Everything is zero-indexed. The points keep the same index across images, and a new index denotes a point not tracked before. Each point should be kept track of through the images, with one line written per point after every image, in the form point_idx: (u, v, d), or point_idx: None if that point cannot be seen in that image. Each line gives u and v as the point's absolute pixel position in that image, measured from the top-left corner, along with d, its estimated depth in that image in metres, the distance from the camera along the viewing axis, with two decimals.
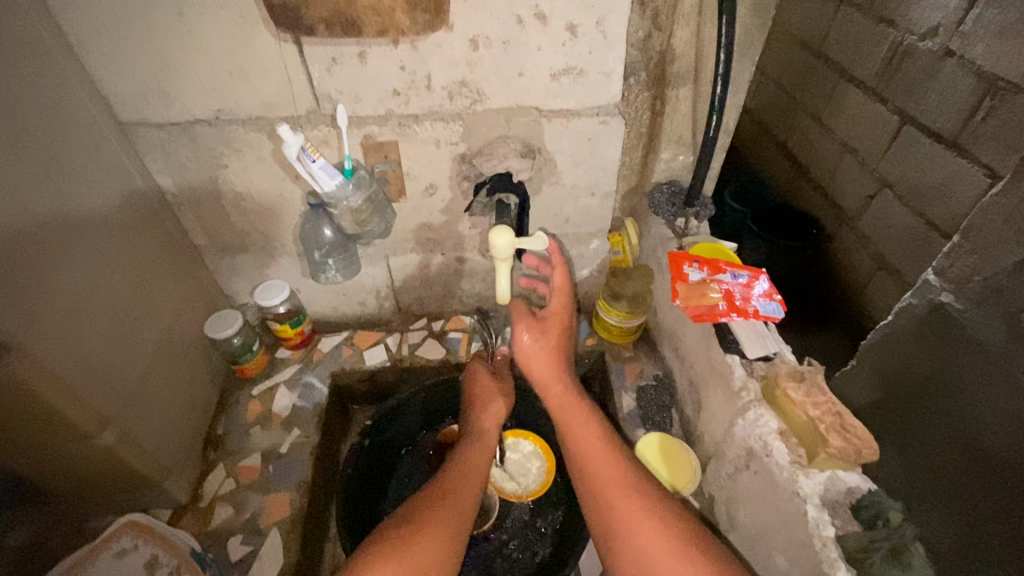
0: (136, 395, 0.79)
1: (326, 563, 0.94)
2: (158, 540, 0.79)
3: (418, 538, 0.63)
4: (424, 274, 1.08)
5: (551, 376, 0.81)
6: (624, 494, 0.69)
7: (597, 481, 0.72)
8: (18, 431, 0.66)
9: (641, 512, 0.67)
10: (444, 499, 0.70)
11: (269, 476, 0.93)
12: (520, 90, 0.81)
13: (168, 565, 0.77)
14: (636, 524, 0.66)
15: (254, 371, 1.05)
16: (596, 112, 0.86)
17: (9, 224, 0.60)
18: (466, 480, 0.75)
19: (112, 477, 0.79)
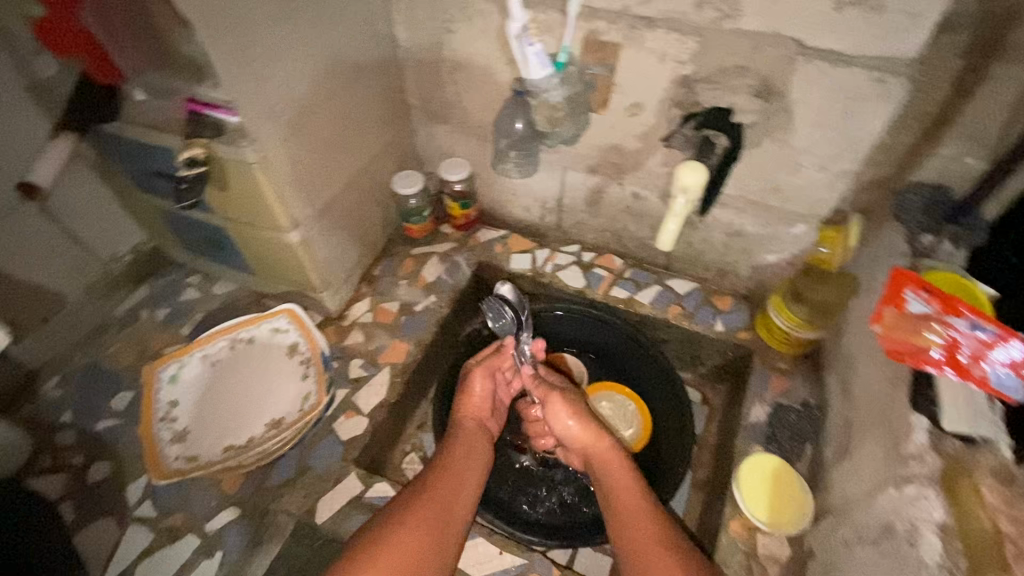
0: (325, 212, 0.92)
1: (417, 418, 1.04)
2: (302, 332, 0.95)
3: (399, 541, 0.65)
4: (594, 199, 1.03)
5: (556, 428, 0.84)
6: (638, 519, 0.70)
7: (610, 498, 0.73)
8: (241, 204, 0.82)
9: (655, 542, 0.66)
10: (432, 501, 0.70)
11: (398, 324, 1.03)
12: (785, 14, 0.67)
13: (304, 354, 0.94)
14: (646, 549, 0.66)
15: (416, 235, 1.13)
16: (874, 66, 0.68)
17: (274, 26, 0.70)
18: (460, 482, 0.74)
19: (288, 268, 0.95)
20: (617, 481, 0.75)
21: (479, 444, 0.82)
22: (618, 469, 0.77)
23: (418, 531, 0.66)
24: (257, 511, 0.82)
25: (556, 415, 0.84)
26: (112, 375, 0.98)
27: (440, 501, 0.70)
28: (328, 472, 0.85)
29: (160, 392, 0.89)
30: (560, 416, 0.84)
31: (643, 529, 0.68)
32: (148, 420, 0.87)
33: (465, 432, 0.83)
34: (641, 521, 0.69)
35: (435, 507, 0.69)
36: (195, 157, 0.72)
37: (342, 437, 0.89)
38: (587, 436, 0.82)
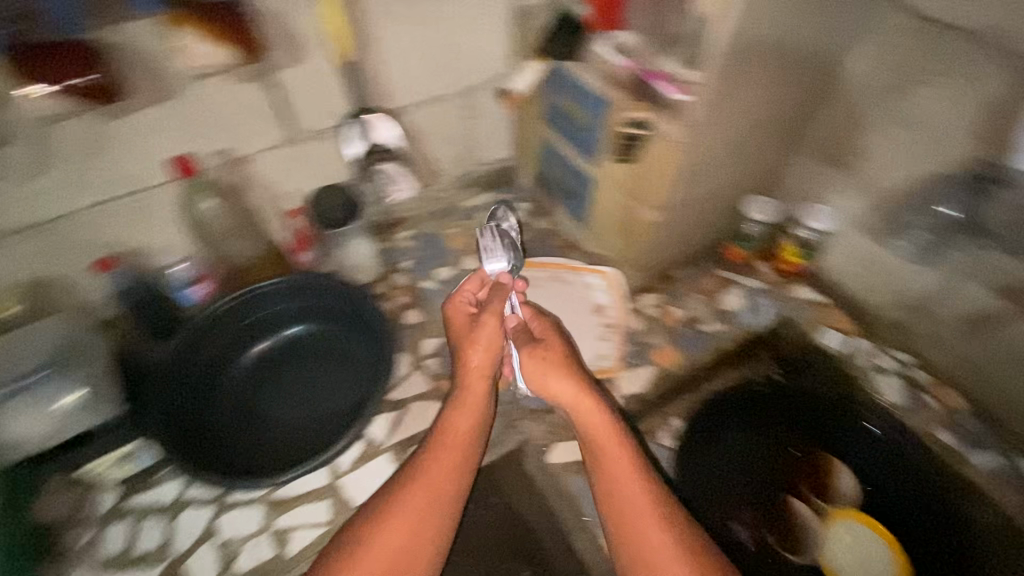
0: (686, 208, 0.94)
1: None
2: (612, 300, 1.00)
3: (382, 538, 0.72)
4: (976, 322, 0.88)
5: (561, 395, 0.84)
6: (628, 485, 0.76)
7: (600, 464, 0.78)
8: (636, 172, 0.89)
9: (648, 519, 0.73)
10: (421, 492, 0.76)
11: (680, 334, 1.03)
12: None
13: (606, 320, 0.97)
14: (638, 523, 0.73)
15: (735, 259, 1.10)
16: None
17: (774, 29, 0.73)
18: (450, 465, 0.79)
19: (623, 238, 1.02)
20: (604, 451, 0.79)
21: (467, 410, 0.83)
22: (605, 432, 0.80)
23: (402, 526, 0.73)
24: (506, 419, 0.92)
25: (543, 381, 0.85)
26: (441, 250, 1.19)
27: (430, 487, 0.76)
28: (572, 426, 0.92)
29: (490, 287, 0.99)
30: (532, 373, 0.86)
31: (635, 505, 0.74)
32: (475, 302, 0.98)
33: (460, 399, 0.84)
34: (638, 498, 0.75)
35: (423, 497, 0.75)
36: (641, 120, 0.80)
37: None
38: (569, 396, 0.83)
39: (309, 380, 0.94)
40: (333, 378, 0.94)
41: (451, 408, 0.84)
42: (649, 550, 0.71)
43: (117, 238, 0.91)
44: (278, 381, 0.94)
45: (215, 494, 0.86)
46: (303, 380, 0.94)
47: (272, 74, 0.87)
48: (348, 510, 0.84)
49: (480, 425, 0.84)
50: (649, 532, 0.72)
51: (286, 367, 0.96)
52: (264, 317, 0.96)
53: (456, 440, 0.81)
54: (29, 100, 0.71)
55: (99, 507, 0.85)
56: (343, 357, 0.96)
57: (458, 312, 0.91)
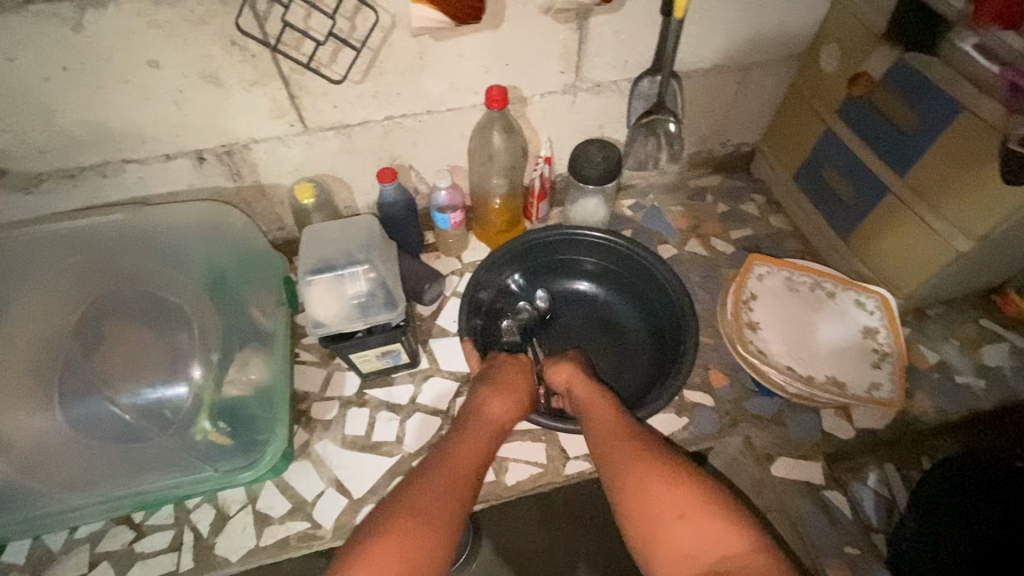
0: (1003, 244, 0.83)
1: None
2: (887, 324, 0.85)
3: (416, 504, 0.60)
4: None
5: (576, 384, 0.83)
6: (628, 445, 0.70)
7: (619, 445, 0.71)
8: (963, 193, 0.78)
9: (662, 475, 0.64)
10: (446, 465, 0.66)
11: (931, 378, 0.93)
12: None
13: (880, 344, 0.84)
14: (650, 475, 0.65)
15: (1014, 310, 0.98)
16: None
17: None
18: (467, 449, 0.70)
19: (897, 263, 0.91)
20: (611, 422, 0.75)
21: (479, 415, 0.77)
22: (607, 408, 0.78)
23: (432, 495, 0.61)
24: (728, 418, 0.89)
25: (553, 370, 0.86)
26: (669, 224, 1.14)
27: (461, 462, 0.67)
28: (798, 443, 0.87)
29: (751, 282, 0.90)
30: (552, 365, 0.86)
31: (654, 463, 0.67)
32: (736, 294, 0.89)
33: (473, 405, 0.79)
34: (643, 455, 0.67)
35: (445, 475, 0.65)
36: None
37: (825, 426, 0.88)
38: (575, 383, 0.83)
39: (587, 351, 0.98)
40: (613, 361, 0.97)
41: (468, 416, 0.77)
42: (673, 510, 0.61)
43: (394, 150, 0.96)
44: (582, 331, 1.00)
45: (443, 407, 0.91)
46: (588, 349, 0.98)
47: (586, 18, 0.85)
48: (564, 460, 0.87)
49: (489, 418, 0.77)
50: (655, 483, 0.64)
51: (574, 329, 1.00)
52: (583, 266, 1.03)
53: (488, 427, 0.75)
54: (418, 9, 0.75)
55: (344, 389, 0.93)
56: (629, 346, 0.98)
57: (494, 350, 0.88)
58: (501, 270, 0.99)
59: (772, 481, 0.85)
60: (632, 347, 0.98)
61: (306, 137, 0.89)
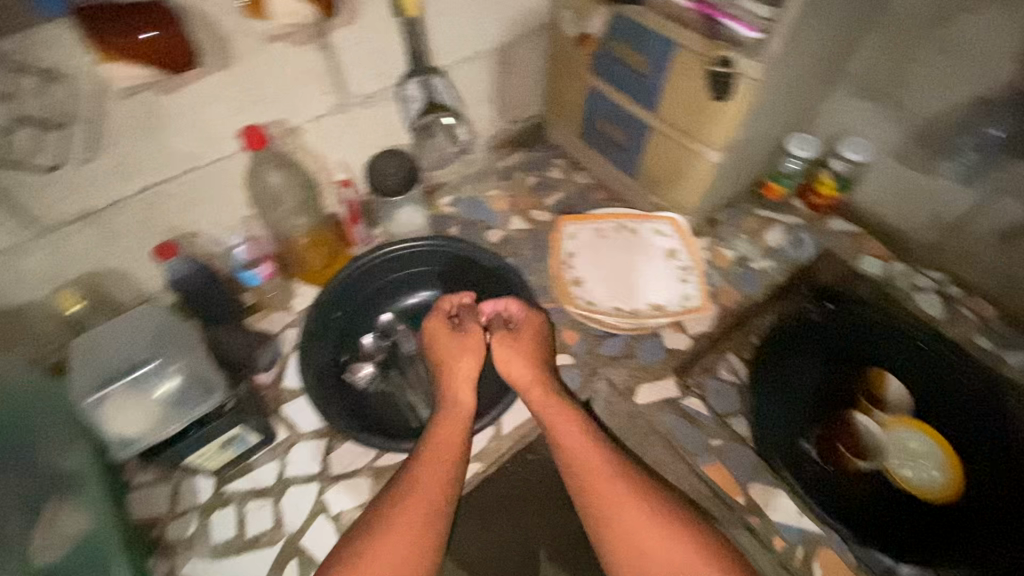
0: (745, 146, 0.97)
1: None
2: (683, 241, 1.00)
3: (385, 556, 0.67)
4: (1012, 236, 0.95)
5: (531, 381, 0.82)
6: (599, 476, 0.74)
7: (592, 481, 0.74)
8: (698, 115, 0.91)
9: (637, 513, 0.71)
10: (412, 505, 0.70)
11: (734, 273, 1.09)
12: None
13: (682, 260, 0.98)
14: (624, 509, 0.72)
15: (773, 195, 1.15)
16: None
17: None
18: (433, 483, 0.73)
19: (677, 186, 1.04)
20: (581, 448, 0.77)
21: (447, 429, 0.79)
22: (570, 419, 0.80)
23: (398, 542, 0.68)
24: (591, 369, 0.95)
25: (510, 362, 0.83)
26: (489, 209, 1.17)
27: (423, 496, 0.71)
28: (650, 367, 0.96)
29: (566, 243, 0.99)
30: (508, 356, 0.83)
31: (624, 508, 0.72)
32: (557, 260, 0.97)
33: (445, 418, 0.80)
34: (620, 500, 0.72)
35: (412, 519, 0.69)
36: (729, 61, 0.80)
37: (668, 344, 0.98)
38: (535, 386, 0.82)
39: None
40: None
41: (439, 417, 0.80)
42: (642, 538, 0.70)
43: (169, 221, 0.86)
44: None
45: (316, 469, 0.84)
46: None
47: (326, 35, 0.82)
48: None
49: (456, 410, 0.80)
50: (631, 522, 0.71)
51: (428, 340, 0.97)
52: (409, 275, 1.00)
53: (453, 421, 0.79)
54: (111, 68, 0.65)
55: (199, 494, 0.82)
56: None
57: (437, 320, 0.87)
58: (328, 316, 0.93)
59: (640, 409, 0.92)
60: None
61: (47, 239, 0.76)
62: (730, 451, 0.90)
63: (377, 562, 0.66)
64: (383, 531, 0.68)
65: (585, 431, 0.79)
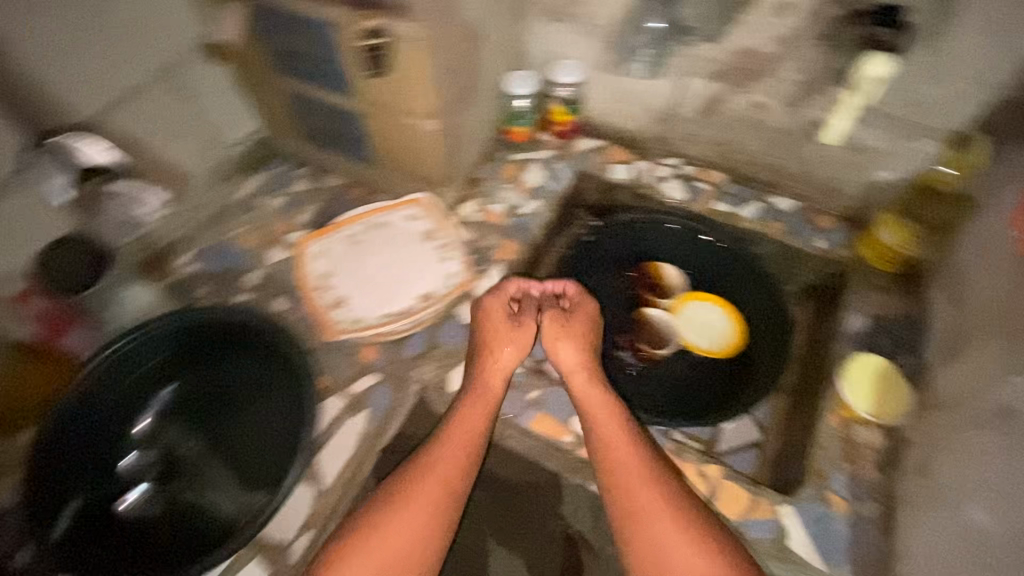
0: (456, 99, 0.95)
1: None
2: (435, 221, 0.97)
3: (390, 533, 0.70)
4: (709, 108, 1.05)
5: (573, 366, 0.87)
6: (632, 477, 0.75)
7: (621, 478, 0.75)
8: (393, 85, 0.87)
9: (676, 530, 0.70)
10: (429, 481, 0.74)
11: (507, 225, 1.09)
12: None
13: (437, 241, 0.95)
14: (653, 518, 0.72)
15: (518, 138, 1.18)
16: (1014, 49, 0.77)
17: None
18: (456, 463, 0.76)
19: (415, 159, 1.01)
20: (620, 443, 0.78)
21: (478, 403, 0.82)
22: (616, 423, 0.81)
23: (403, 524, 0.71)
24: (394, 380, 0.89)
25: (556, 350, 0.88)
26: (238, 252, 1.04)
27: (438, 475, 0.75)
28: (452, 352, 0.92)
29: (316, 266, 0.94)
30: (567, 352, 0.88)
31: (655, 507, 0.72)
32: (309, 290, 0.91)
33: (480, 390, 0.83)
34: (653, 502, 0.73)
35: (426, 503, 0.73)
36: (381, 30, 0.79)
37: (466, 320, 0.96)
38: (574, 372, 0.86)
39: (228, 431, 0.84)
40: (256, 416, 0.84)
41: (472, 397, 0.82)
42: (664, 544, 0.70)
43: None
44: (214, 422, 0.85)
45: None
46: (228, 431, 0.84)
47: None
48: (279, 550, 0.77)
49: (488, 395, 0.83)
50: (659, 524, 0.71)
51: (204, 428, 0.85)
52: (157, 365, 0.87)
53: (485, 397, 0.83)
54: None
55: None
56: (262, 391, 0.86)
57: (495, 309, 0.91)
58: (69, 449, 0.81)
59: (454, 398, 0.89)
60: (265, 388, 0.86)
61: None
62: (550, 396, 0.90)
63: (383, 537, 0.70)
64: (404, 506, 0.72)
65: (629, 437, 0.79)
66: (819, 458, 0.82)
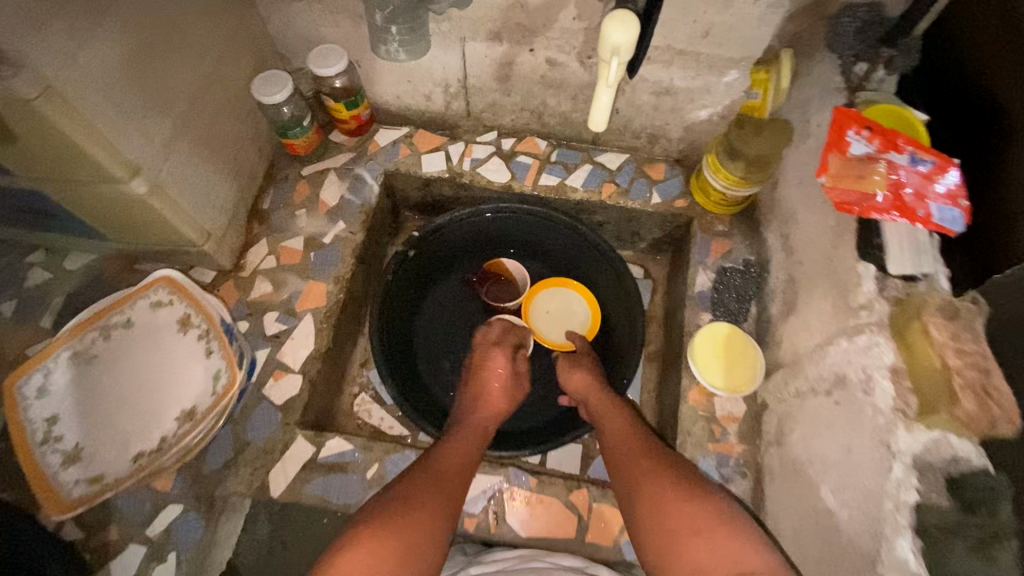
0: (170, 143, 0.72)
1: (354, 370, 0.95)
2: (190, 301, 0.72)
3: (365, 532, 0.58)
4: (503, 73, 0.89)
5: (583, 387, 0.82)
6: (641, 463, 0.67)
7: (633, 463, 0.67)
8: (49, 160, 0.62)
9: (694, 500, 0.60)
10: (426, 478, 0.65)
11: (310, 263, 0.91)
12: None
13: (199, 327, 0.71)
14: (667, 492, 0.62)
15: (301, 150, 0.96)
16: None
17: None
18: (452, 473, 0.67)
19: (150, 228, 0.78)
20: (622, 434, 0.72)
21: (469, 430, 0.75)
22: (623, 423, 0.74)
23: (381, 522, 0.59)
24: (201, 502, 0.73)
25: (568, 377, 0.84)
26: None
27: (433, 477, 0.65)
28: (266, 445, 0.77)
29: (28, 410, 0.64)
30: (569, 375, 0.84)
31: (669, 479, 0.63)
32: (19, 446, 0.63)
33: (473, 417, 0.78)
34: (671, 476, 0.63)
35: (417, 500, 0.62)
36: None
37: (277, 401, 0.80)
38: (589, 393, 0.81)
39: None
40: None
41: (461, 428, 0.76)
42: (679, 519, 0.59)
43: None
44: None
45: None
46: None
47: None
48: None
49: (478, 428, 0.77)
50: (676, 499, 0.60)
51: None
52: None
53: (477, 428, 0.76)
54: None
55: None
56: None
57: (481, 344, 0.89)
58: None
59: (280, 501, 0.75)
60: None
61: None
62: (388, 466, 0.76)
63: (374, 535, 0.57)
64: (409, 499, 0.61)
65: (638, 431, 0.72)
66: (687, 449, 0.76)
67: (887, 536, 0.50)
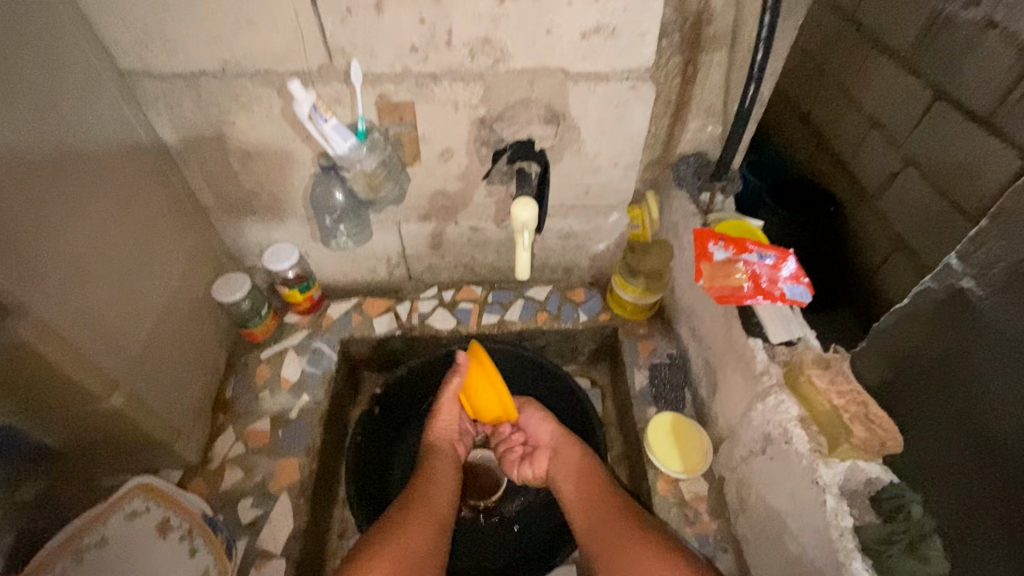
0: (142, 356, 0.78)
1: (332, 543, 0.93)
2: (169, 504, 0.76)
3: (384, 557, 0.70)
4: (436, 241, 1.06)
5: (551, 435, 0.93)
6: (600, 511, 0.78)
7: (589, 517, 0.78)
8: (29, 394, 0.65)
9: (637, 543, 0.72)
10: (419, 508, 0.78)
11: (279, 441, 0.93)
12: (578, 96, 0.83)
13: (179, 528, 0.75)
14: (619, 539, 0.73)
15: (260, 335, 1.04)
16: (632, 135, 0.90)
17: (21, 178, 0.59)
18: (439, 506, 0.80)
19: (114, 443, 0.79)
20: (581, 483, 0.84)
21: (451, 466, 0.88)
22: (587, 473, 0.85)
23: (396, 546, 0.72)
24: None
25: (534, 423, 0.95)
26: None
27: (427, 509, 0.78)
28: None
29: None
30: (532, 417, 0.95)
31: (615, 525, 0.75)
32: None
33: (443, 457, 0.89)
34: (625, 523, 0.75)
35: (417, 525, 0.75)
36: None
37: None
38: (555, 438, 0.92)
39: None
40: None
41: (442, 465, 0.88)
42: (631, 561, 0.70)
43: None
44: None
45: None
46: None
47: None
48: None
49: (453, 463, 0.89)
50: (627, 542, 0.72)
51: None
52: None
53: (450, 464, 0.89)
54: None
55: None
56: None
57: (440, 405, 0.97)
58: None
59: None
60: None
61: None
62: None
63: (390, 550, 0.71)
64: (407, 530, 0.74)
65: (595, 478, 0.84)
66: None
67: (843, 563, 0.58)
